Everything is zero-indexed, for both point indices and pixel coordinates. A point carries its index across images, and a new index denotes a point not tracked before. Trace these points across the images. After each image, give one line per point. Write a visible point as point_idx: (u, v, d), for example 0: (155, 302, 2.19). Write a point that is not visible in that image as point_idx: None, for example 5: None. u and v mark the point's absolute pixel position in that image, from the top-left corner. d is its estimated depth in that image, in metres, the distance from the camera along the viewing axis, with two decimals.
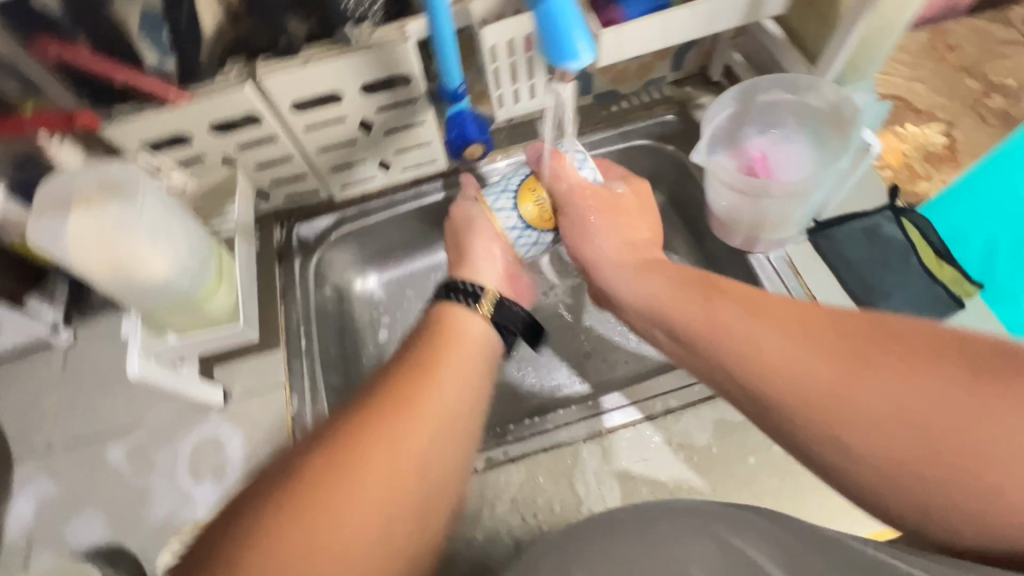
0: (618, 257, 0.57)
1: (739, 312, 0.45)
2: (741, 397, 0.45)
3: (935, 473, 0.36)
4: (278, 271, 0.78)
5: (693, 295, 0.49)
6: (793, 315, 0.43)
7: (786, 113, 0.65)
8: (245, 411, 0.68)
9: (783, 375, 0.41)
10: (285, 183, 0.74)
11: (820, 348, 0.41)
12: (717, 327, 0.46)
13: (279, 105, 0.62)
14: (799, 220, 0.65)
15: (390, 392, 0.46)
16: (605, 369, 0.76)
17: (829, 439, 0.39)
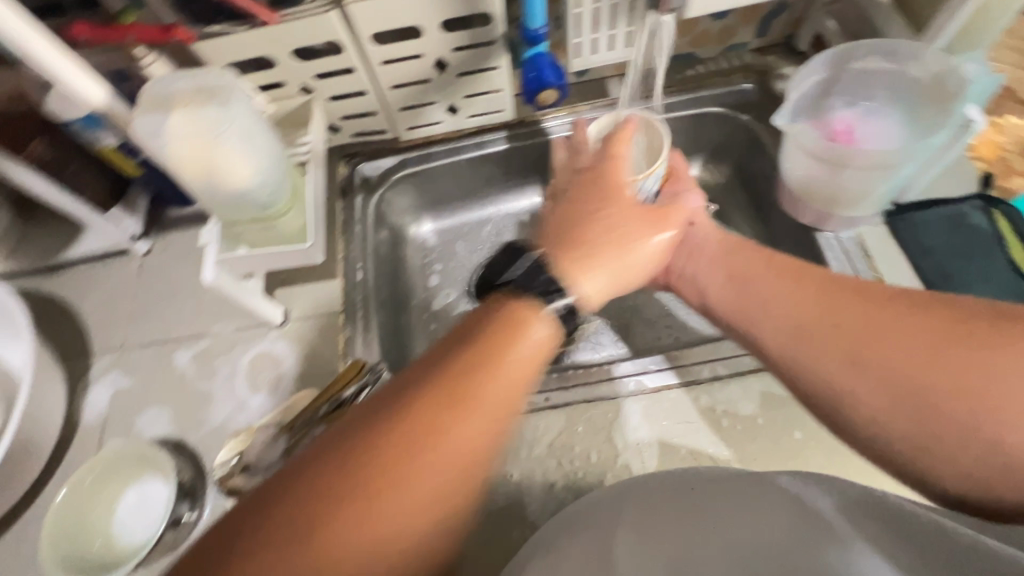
0: (698, 227, 0.62)
1: (773, 271, 0.53)
2: (764, 337, 0.50)
3: (932, 392, 0.39)
4: (340, 206, 0.81)
5: (767, 272, 0.53)
6: (816, 274, 0.50)
7: (880, 86, 0.62)
8: (302, 331, 0.72)
9: (793, 317, 0.48)
10: (356, 119, 0.76)
11: (832, 294, 0.47)
12: (781, 308, 0.50)
13: (361, 35, 0.63)
14: (877, 198, 0.62)
15: (406, 410, 0.40)
16: (650, 336, 0.74)
17: (833, 365, 0.44)
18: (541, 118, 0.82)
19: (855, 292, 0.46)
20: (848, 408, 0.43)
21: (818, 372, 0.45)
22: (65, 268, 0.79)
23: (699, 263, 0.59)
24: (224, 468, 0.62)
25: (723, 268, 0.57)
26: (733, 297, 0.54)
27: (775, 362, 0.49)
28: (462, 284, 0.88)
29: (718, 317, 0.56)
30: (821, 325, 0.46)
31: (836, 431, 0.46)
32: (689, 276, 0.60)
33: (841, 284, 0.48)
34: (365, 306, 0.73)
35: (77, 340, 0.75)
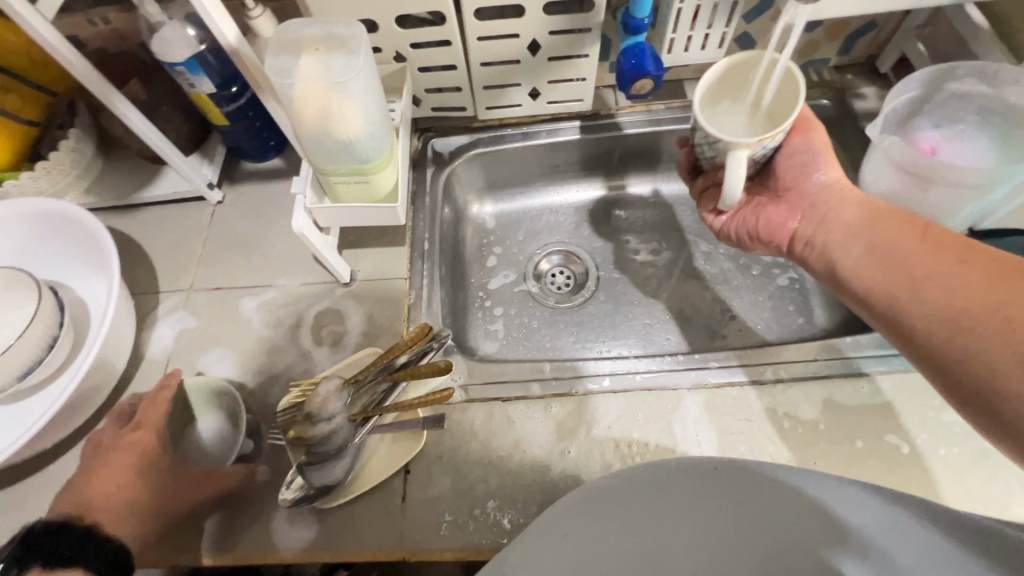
0: (832, 189, 0.57)
1: (933, 251, 0.49)
2: (915, 321, 0.47)
3: None
4: (411, 176, 0.82)
5: (925, 251, 0.49)
6: (996, 259, 0.46)
7: (972, 109, 0.63)
8: (366, 292, 0.73)
9: (954, 300, 0.45)
10: (441, 93, 0.78)
11: (1008, 284, 0.43)
12: (939, 295, 0.46)
13: (465, 7, 0.64)
14: (957, 220, 0.63)
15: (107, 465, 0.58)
16: (703, 334, 0.82)
17: (994, 355, 0.41)
18: (615, 113, 0.85)
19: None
20: (1005, 403, 0.39)
21: (967, 359, 0.42)
22: (138, 209, 0.81)
23: (833, 233, 0.56)
24: (284, 414, 0.61)
25: (864, 241, 0.54)
26: (879, 275, 0.51)
27: (925, 352, 0.46)
28: (520, 266, 0.90)
29: (856, 292, 0.53)
30: (986, 315, 0.43)
31: (990, 430, 0.41)
32: (819, 246, 0.57)
33: (1015, 273, 0.44)
34: (430, 275, 0.74)
35: (145, 277, 0.77)
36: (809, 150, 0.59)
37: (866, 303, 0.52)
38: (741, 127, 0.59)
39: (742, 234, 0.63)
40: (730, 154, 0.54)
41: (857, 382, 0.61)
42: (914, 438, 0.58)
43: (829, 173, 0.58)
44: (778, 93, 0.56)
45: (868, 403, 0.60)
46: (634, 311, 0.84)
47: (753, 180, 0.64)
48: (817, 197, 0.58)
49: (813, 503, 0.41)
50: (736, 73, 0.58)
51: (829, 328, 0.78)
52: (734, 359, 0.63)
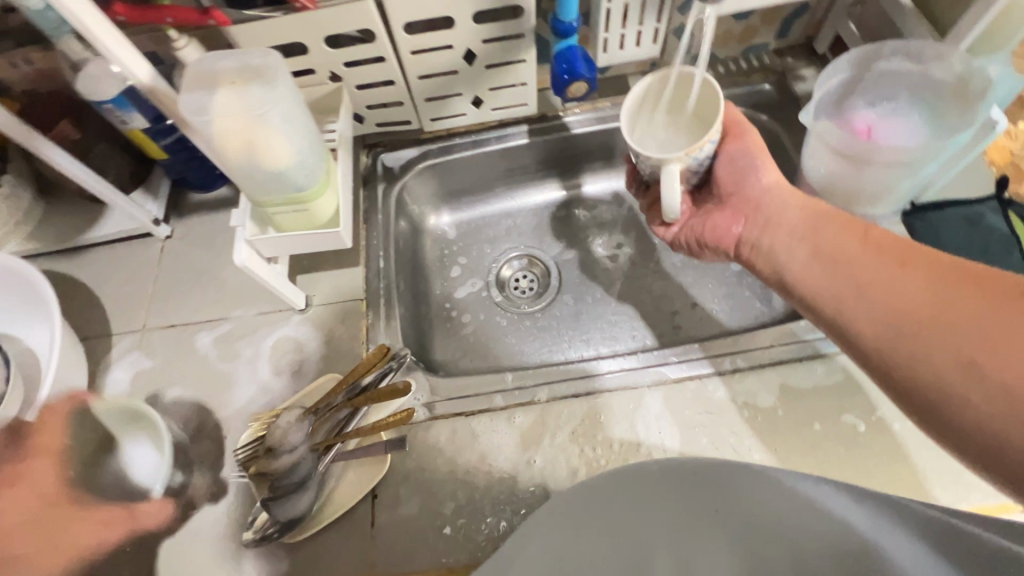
0: (773, 194, 0.58)
1: (874, 254, 0.49)
2: (860, 328, 0.47)
3: None
4: (362, 194, 0.81)
5: (867, 254, 0.49)
6: (936, 260, 0.45)
7: (902, 85, 0.63)
8: (324, 316, 0.73)
9: (896, 305, 0.45)
10: (383, 109, 0.77)
11: (949, 285, 0.42)
12: (883, 298, 0.46)
13: (395, 22, 0.63)
14: (896, 197, 0.64)
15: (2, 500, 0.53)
16: (667, 329, 0.82)
17: (940, 362, 0.40)
18: (562, 114, 0.84)
19: (972, 282, 0.41)
20: (952, 411, 0.38)
21: (911, 366, 0.42)
22: (84, 250, 0.79)
23: (778, 237, 0.56)
24: (247, 449, 0.60)
25: (808, 246, 0.54)
26: (824, 281, 0.51)
27: (870, 356, 0.46)
28: (483, 274, 0.90)
29: (803, 298, 0.53)
30: (927, 318, 0.42)
31: (939, 439, 0.40)
32: (766, 250, 0.57)
33: (956, 271, 0.43)
34: (386, 294, 0.74)
35: (96, 321, 0.75)
36: (746, 153, 0.59)
37: (812, 305, 0.52)
38: (668, 139, 0.60)
39: (691, 242, 0.65)
40: (664, 169, 0.54)
41: (811, 365, 0.62)
42: (870, 415, 0.59)
43: (769, 176, 0.59)
44: (700, 96, 0.57)
45: (823, 385, 0.61)
46: (598, 309, 0.85)
47: (698, 187, 0.65)
48: (758, 199, 0.59)
49: (822, 512, 0.37)
50: (653, 94, 0.59)
51: (788, 311, 0.79)
52: (693, 352, 0.63)
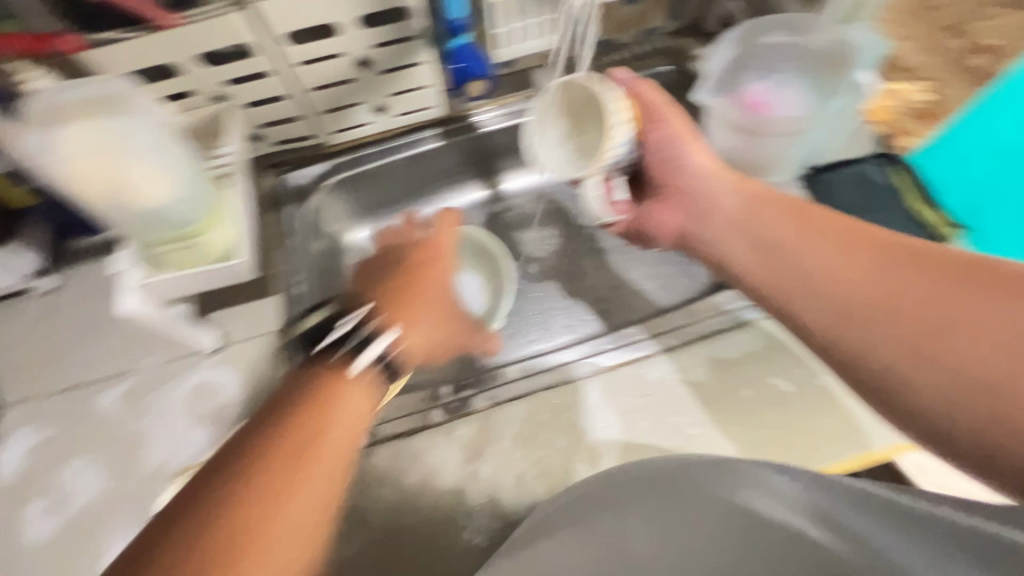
0: (711, 181, 0.61)
1: (815, 238, 0.50)
2: (807, 315, 0.48)
3: (1000, 384, 0.35)
4: (270, 218, 0.76)
5: (806, 240, 0.51)
6: (875, 241, 0.47)
7: (788, 56, 0.66)
8: (241, 355, 0.67)
9: (842, 290, 0.46)
10: (279, 125, 0.72)
11: (892, 267, 0.44)
12: (829, 284, 0.47)
13: (274, 34, 0.59)
14: (789, 162, 0.68)
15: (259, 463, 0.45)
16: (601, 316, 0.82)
17: (892, 347, 0.41)
18: (469, 112, 0.81)
19: (914, 265, 0.43)
20: (906, 396, 0.40)
21: (863, 351, 0.43)
22: None
23: (721, 230, 0.59)
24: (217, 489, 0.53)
25: (749, 234, 0.56)
26: (770, 269, 0.52)
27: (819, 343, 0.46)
28: None
29: (749, 287, 0.54)
30: (875, 305, 0.43)
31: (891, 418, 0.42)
32: (710, 242, 0.60)
33: (894, 253, 0.45)
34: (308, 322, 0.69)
35: None
36: (672, 143, 0.63)
37: (760, 291, 0.53)
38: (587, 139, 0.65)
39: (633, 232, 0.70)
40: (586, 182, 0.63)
41: (734, 335, 0.64)
42: (793, 375, 0.61)
43: (700, 162, 0.62)
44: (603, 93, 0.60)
45: (746, 352, 0.63)
46: (534, 306, 0.84)
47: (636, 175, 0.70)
48: (691, 187, 0.62)
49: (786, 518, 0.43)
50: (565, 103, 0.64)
51: (714, 283, 0.81)
52: (631, 336, 0.64)
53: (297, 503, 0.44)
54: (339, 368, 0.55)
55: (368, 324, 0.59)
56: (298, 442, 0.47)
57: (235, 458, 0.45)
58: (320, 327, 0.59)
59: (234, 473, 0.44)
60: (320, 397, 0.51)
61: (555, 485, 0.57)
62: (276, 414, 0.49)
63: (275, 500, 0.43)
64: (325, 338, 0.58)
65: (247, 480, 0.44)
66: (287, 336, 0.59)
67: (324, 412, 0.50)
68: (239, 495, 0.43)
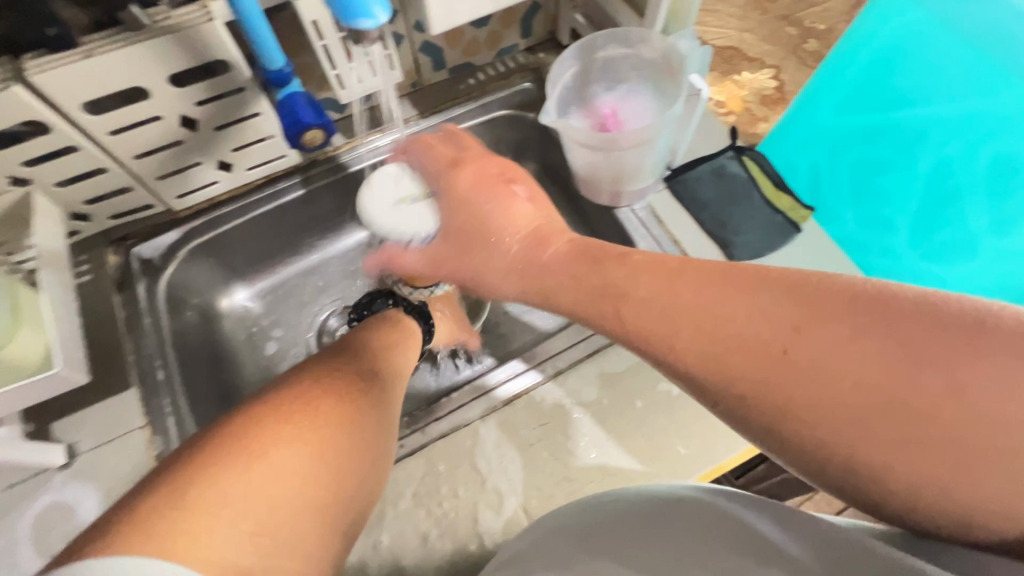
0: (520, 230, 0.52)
1: (661, 272, 0.39)
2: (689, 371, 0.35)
3: (933, 429, 0.27)
4: (117, 301, 0.68)
5: (655, 277, 0.39)
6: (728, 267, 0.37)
7: (628, 68, 0.68)
8: (98, 466, 0.59)
9: (715, 335, 0.34)
10: (106, 199, 0.65)
11: (761, 295, 0.34)
12: (704, 330, 0.35)
13: (67, 105, 0.52)
14: (652, 169, 0.70)
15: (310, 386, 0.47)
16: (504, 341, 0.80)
17: (797, 403, 0.31)
18: (334, 153, 0.77)
19: (788, 290, 0.33)
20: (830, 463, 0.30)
21: (762, 413, 0.32)
22: None
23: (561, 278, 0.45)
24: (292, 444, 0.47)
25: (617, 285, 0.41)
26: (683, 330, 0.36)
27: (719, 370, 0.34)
28: (303, 341, 0.81)
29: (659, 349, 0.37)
30: (759, 349, 0.32)
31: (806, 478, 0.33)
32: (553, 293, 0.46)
33: (759, 278, 0.35)
34: (175, 411, 0.63)
35: None
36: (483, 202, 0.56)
37: (663, 305, 0.37)
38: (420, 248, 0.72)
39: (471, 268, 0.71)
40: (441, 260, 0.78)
41: (619, 347, 0.64)
42: None
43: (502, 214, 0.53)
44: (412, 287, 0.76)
45: (633, 362, 0.63)
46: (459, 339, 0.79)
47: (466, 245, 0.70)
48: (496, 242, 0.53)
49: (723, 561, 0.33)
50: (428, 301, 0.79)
51: None
52: (521, 367, 0.64)
53: (328, 470, 0.39)
54: (389, 376, 0.55)
55: (400, 351, 0.62)
56: (337, 397, 0.45)
57: (270, 397, 0.43)
58: (371, 339, 0.61)
59: (264, 412, 0.40)
60: (359, 381, 0.50)
61: (460, 541, 0.54)
62: (314, 377, 0.47)
63: (304, 434, 0.40)
64: (372, 345, 0.59)
65: (262, 420, 0.39)
66: (366, 338, 0.60)
67: (369, 396, 0.48)
68: (263, 432, 0.38)
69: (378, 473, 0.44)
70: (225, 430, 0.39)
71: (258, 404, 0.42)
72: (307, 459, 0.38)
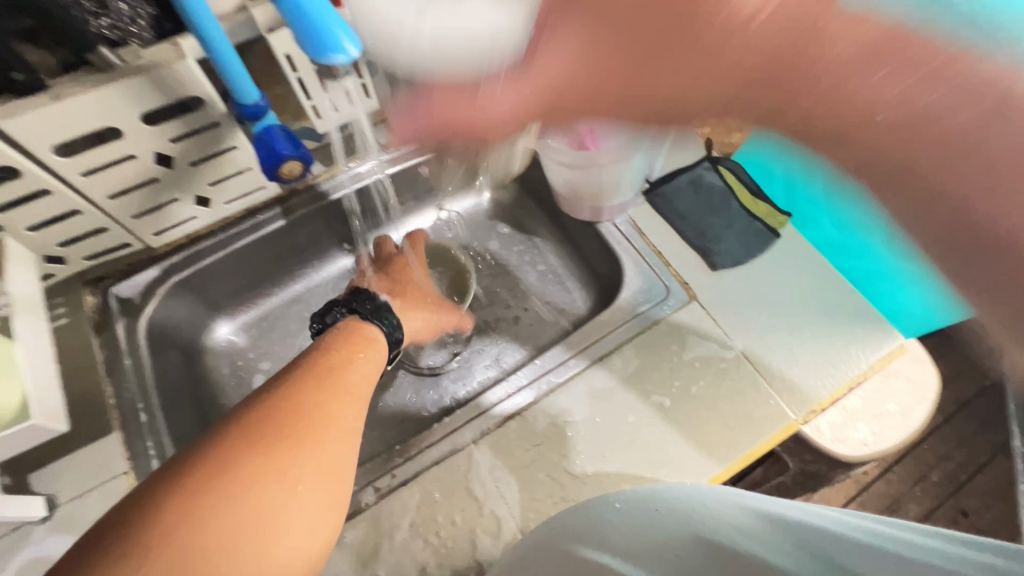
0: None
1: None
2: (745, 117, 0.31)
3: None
4: (95, 343, 0.67)
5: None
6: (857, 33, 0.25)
7: None
8: (79, 515, 0.57)
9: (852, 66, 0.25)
10: (81, 241, 0.63)
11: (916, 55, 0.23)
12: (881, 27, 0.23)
13: (37, 150, 0.52)
14: (631, 182, 0.70)
15: (261, 422, 0.48)
16: (509, 348, 0.79)
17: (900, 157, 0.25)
18: (313, 181, 0.77)
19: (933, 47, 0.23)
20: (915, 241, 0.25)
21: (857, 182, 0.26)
22: None
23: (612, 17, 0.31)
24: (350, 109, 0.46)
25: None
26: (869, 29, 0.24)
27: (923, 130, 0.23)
28: None
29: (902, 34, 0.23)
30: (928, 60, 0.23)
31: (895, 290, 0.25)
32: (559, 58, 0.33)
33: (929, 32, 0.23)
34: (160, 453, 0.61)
35: None
36: None
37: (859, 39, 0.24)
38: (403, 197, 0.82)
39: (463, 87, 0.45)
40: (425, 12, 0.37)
41: (610, 361, 0.64)
42: (671, 387, 0.63)
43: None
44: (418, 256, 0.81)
45: (624, 375, 0.64)
46: (462, 353, 0.78)
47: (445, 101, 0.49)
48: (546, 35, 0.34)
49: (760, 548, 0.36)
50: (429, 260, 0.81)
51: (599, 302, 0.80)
52: (522, 381, 0.64)
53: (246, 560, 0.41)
54: (337, 400, 0.53)
55: (356, 368, 0.59)
56: (269, 466, 0.45)
57: (197, 469, 0.43)
58: (325, 359, 0.58)
59: (203, 487, 0.42)
60: (302, 431, 0.49)
61: (459, 569, 0.54)
62: (249, 440, 0.46)
63: (236, 500, 0.42)
64: (324, 365, 0.57)
65: (195, 488, 0.42)
66: (314, 358, 0.58)
67: (308, 452, 0.48)
68: (175, 530, 0.40)
69: (320, 526, 0.46)
70: (144, 520, 0.40)
71: (185, 481, 0.42)
72: (214, 557, 0.40)
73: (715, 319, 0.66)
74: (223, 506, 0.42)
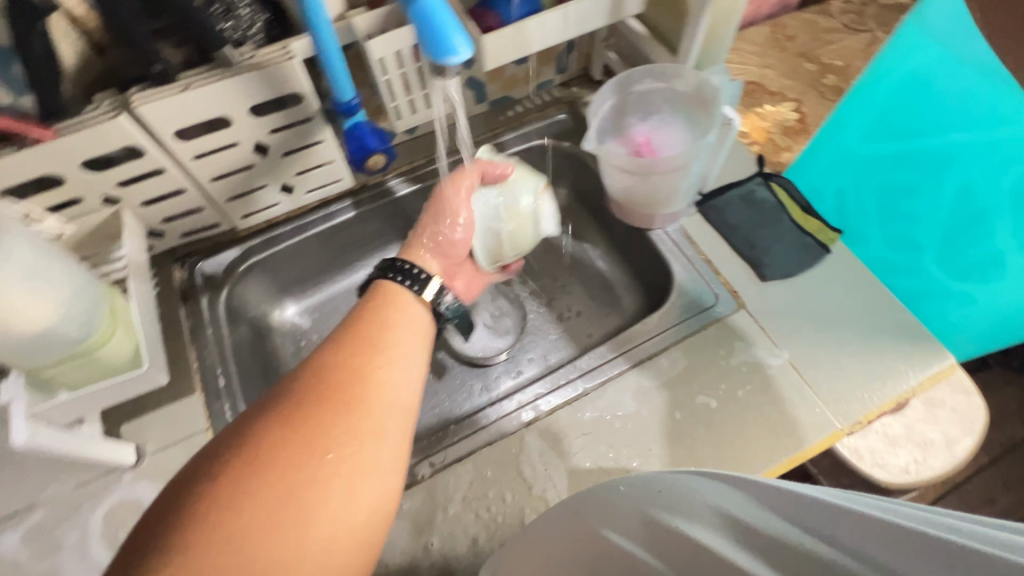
0: None
1: None
2: None
3: None
4: (182, 313, 0.73)
5: None
6: None
7: (660, 101, 0.74)
8: (162, 466, 0.63)
9: None
10: (179, 219, 0.70)
11: None
12: None
13: (161, 133, 0.59)
14: (686, 193, 0.73)
15: (286, 401, 0.45)
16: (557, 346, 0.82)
17: None
18: (383, 178, 0.83)
19: None
20: None
21: None
22: None
23: None
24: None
25: None
26: None
27: None
28: None
29: None
30: None
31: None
32: None
33: None
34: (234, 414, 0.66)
35: None
36: None
37: None
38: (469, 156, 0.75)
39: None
40: None
41: (657, 361, 0.67)
42: (717, 390, 0.65)
43: None
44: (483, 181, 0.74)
45: (671, 375, 0.66)
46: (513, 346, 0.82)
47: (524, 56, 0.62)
48: None
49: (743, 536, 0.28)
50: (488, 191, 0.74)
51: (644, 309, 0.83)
52: (570, 375, 0.67)
53: (286, 535, 0.39)
54: (365, 365, 0.50)
55: (385, 329, 0.54)
56: (292, 446, 0.42)
57: (228, 449, 0.42)
58: (347, 323, 0.54)
59: (229, 474, 0.40)
60: (324, 401, 0.46)
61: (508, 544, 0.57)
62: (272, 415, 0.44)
63: (264, 481, 0.40)
64: (349, 327, 0.53)
65: (223, 472, 0.40)
66: (342, 320, 0.55)
67: (334, 421, 0.45)
68: (208, 524, 0.38)
69: (356, 496, 0.43)
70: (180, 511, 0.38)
71: (212, 471, 0.40)
72: (251, 546, 0.38)
73: (762, 327, 0.68)
74: (248, 490, 0.39)
